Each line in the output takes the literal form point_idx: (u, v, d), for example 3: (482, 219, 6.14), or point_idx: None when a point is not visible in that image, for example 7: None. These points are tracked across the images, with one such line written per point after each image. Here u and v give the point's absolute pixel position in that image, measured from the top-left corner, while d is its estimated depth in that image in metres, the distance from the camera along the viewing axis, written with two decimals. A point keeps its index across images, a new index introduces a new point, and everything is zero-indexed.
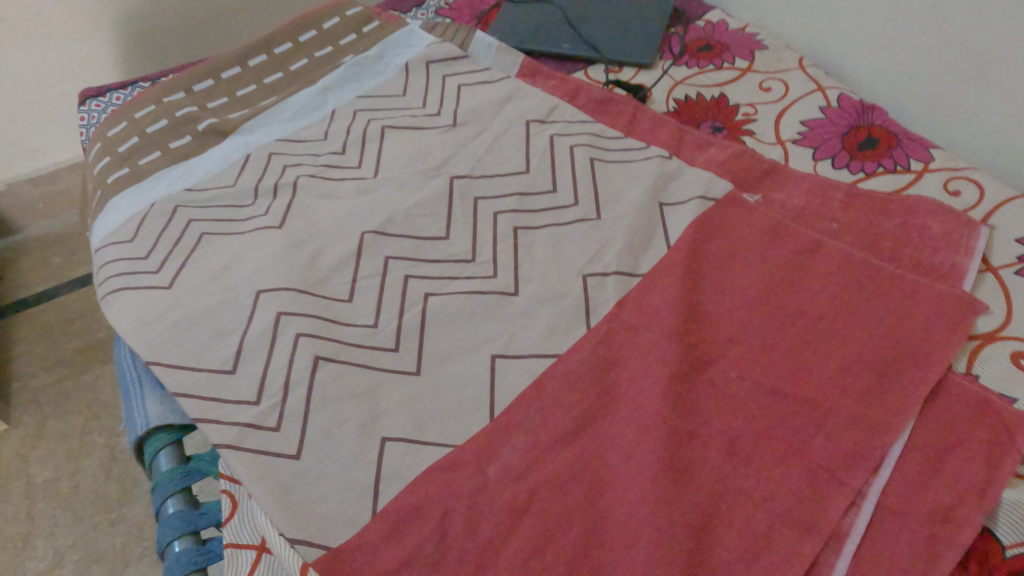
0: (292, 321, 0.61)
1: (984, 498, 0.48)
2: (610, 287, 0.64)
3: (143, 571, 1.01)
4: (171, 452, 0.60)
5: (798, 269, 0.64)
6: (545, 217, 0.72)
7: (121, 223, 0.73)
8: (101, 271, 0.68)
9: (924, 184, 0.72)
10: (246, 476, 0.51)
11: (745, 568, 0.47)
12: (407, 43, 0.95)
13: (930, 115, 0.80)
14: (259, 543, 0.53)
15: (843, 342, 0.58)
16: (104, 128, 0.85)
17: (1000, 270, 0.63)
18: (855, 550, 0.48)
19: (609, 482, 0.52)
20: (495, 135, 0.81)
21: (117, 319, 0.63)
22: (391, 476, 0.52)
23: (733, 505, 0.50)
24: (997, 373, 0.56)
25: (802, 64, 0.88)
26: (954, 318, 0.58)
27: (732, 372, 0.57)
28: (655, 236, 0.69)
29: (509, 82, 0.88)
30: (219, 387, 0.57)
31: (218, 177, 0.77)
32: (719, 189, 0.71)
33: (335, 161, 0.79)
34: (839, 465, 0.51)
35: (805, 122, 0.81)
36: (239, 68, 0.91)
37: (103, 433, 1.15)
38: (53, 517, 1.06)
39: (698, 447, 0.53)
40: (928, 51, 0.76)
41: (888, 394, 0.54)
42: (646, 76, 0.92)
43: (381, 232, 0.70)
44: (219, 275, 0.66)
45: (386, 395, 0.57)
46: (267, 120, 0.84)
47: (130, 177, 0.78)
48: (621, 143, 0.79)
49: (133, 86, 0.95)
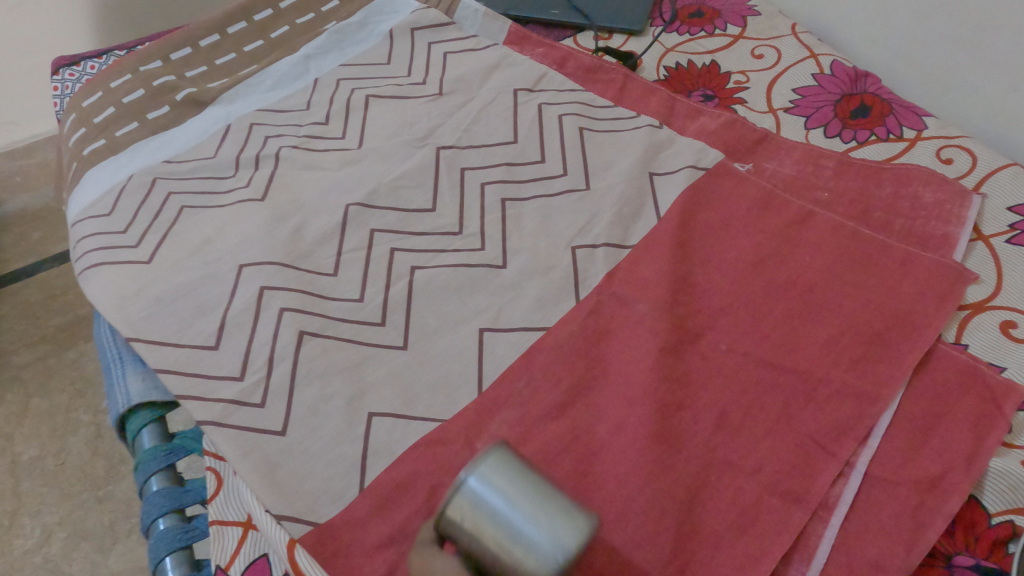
0: (276, 296, 0.60)
1: (972, 467, 0.48)
2: (599, 259, 0.64)
3: (131, 548, 1.01)
4: (154, 429, 0.58)
5: (789, 239, 0.63)
6: (533, 188, 0.71)
7: (99, 196, 0.71)
8: (78, 245, 0.67)
9: (917, 153, 0.71)
10: (231, 453, 0.51)
11: (733, 540, 0.47)
12: (391, 9, 0.92)
13: (922, 82, 0.78)
14: (245, 519, 0.52)
15: (832, 314, 0.58)
16: (78, 98, 0.81)
17: (991, 239, 0.63)
18: (844, 520, 0.48)
19: (598, 454, 0.51)
20: (482, 104, 0.79)
21: (95, 295, 0.61)
22: (378, 451, 0.51)
23: (721, 476, 0.50)
24: (987, 343, 0.56)
25: (795, 31, 0.86)
26: (944, 287, 0.58)
27: (722, 344, 0.57)
28: (645, 206, 0.68)
29: (496, 50, 0.86)
30: (203, 363, 0.56)
31: (197, 149, 0.75)
32: (710, 159, 0.70)
33: (318, 131, 0.77)
34: (828, 436, 0.51)
35: (798, 90, 0.80)
36: (218, 35, 0.88)
37: (89, 411, 1.14)
38: (40, 494, 1.05)
39: (687, 419, 0.53)
40: (923, 17, 0.74)
41: (878, 365, 0.54)
42: (637, 44, 0.90)
43: (366, 205, 0.68)
44: (201, 249, 0.64)
45: (372, 369, 0.56)
46: (248, 89, 0.82)
47: (106, 149, 0.75)
48: (611, 112, 0.78)
49: (108, 55, 0.92)
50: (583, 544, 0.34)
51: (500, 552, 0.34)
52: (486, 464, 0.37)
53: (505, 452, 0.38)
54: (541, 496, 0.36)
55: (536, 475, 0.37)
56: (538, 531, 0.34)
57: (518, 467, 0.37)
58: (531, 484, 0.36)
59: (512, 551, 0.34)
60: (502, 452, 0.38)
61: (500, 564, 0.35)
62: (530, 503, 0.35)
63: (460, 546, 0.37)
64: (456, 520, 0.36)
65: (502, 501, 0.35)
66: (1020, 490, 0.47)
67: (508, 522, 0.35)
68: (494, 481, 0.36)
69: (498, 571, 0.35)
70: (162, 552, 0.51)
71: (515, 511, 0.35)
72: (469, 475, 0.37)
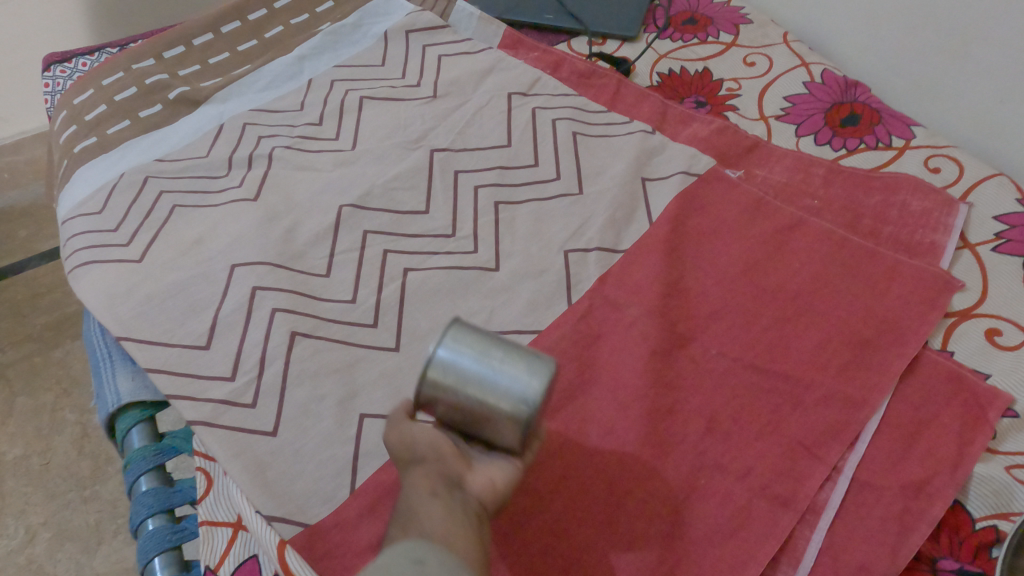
0: (268, 296, 0.60)
1: (956, 472, 0.49)
2: (591, 263, 0.64)
3: (117, 549, 1.00)
4: (144, 429, 0.58)
5: (780, 245, 0.64)
6: (526, 191, 0.71)
7: (89, 194, 0.70)
8: (68, 243, 0.66)
9: (905, 162, 0.72)
10: (221, 453, 0.50)
11: (722, 542, 0.48)
12: (386, 11, 0.92)
13: (911, 92, 0.79)
14: (235, 520, 0.52)
15: (820, 319, 0.58)
16: (69, 96, 0.81)
17: (977, 247, 0.64)
18: (831, 524, 0.48)
19: (590, 457, 0.52)
20: (476, 107, 0.79)
21: (84, 293, 0.61)
22: (370, 452, 0.51)
23: (711, 479, 0.50)
24: (972, 349, 0.57)
25: (787, 39, 0.87)
26: (930, 295, 0.58)
27: (713, 349, 0.57)
28: (637, 211, 0.68)
29: (491, 53, 0.86)
30: (194, 363, 0.56)
31: (190, 148, 0.75)
32: (702, 165, 0.71)
33: (311, 132, 0.77)
34: (817, 440, 0.52)
35: (789, 97, 0.80)
36: (211, 34, 0.88)
37: (75, 410, 1.13)
38: (24, 495, 1.04)
39: (678, 423, 0.53)
40: (912, 28, 0.75)
41: (865, 370, 0.55)
42: (630, 50, 0.90)
43: (359, 206, 0.68)
44: (192, 248, 0.64)
45: (364, 371, 0.56)
46: (241, 89, 0.82)
47: (97, 147, 0.75)
48: (604, 117, 0.78)
49: (100, 52, 0.91)
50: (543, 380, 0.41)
51: (480, 403, 0.40)
52: (450, 336, 0.42)
53: (466, 325, 0.43)
54: (505, 349, 0.42)
55: (495, 337, 0.43)
56: (503, 376, 0.41)
57: (479, 333, 0.43)
58: (494, 342, 0.42)
59: (486, 396, 0.40)
60: (459, 325, 0.43)
61: (479, 411, 0.41)
62: (494, 357, 0.41)
63: (441, 408, 0.42)
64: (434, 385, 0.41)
65: (472, 359, 0.41)
66: (1003, 494, 0.48)
67: (478, 375, 0.41)
68: (461, 346, 0.42)
69: (477, 418, 0.41)
70: (152, 552, 0.51)
71: (486, 364, 0.41)
72: (437, 346, 0.42)
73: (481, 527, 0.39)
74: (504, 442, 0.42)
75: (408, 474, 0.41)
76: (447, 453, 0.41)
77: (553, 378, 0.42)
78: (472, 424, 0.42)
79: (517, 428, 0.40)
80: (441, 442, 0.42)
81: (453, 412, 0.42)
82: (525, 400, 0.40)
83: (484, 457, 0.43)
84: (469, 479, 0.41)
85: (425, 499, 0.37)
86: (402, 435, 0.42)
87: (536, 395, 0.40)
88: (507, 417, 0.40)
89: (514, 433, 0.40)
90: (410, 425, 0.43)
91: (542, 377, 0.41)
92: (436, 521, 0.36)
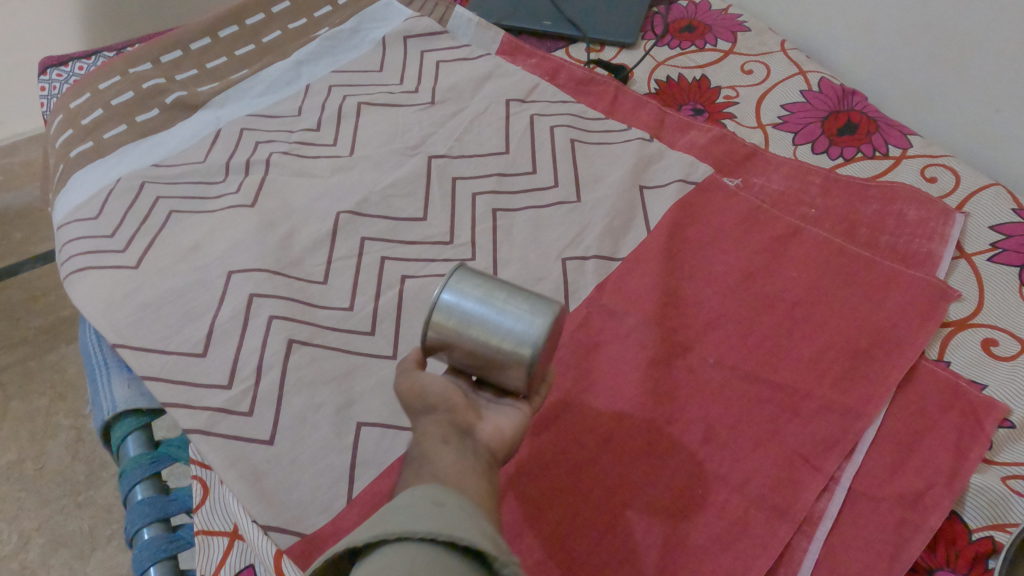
0: (266, 304, 0.59)
1: (953, 483, 0.49)
2: (589, 270, 0.64)
3: (111, 555, 1.00)
4: (139, 437, 0.57)
5: (778, 254, 0.64)
6: (524, 199, 0.71)
7: (86, 199, 0.70)
8: (64, 248, 0.66)
9: (902, 171, 0.72)
10: (218, 462, 0.50)
11: (719, 552, 0.48)
12: (384, 16, 0.92)
13: (907, 101, 0.80)
14: (231, 529, 0.51)
15: (818, 327, 0.58)
16: (65, 99, 0.80)
17: (973, 257, 0.64)
18: (828, 535, 0.48)
19: (588, 466, 0.52)
20: (474, 114, 0.79)
21: (80, 300, 0.61)
22: (367, 461, 0.51)
23: (709, 489, 0.50)
24: (968, 360, 0.57)
25: (784, 47, 0.87)
26: (927, 304, 0.58)
27: (711, 358, 0.57)
28: (635, 219, 0.68)
29: (489, 59, 0.86)
30: (190, 370, 0.55)
31: (187, 153, 0.75)
32: (700, 173, 0.71)
33: (309, 138, 0.77)
34: (814, 450, 0.52)
35: (786, 106, 0.81)
36: (208, 38, 0.88)
37: (69, 414, 1.13)
38: (18, 500, 1.03)
39: (676, 432, 0.53)
40: (908, 37, 0.75)
41: (862, 380, 0.55)
42: (628, 56, 0.91)
43: (357, 212, 0.68)
44: (189, 254, 0.64)
45: (361, 379, 0.56)
46: (239, 94, 0.82)
47: (93, 151, 0.74)
48: (602, 124, 0.78)
49: (96, 56, 0.91)
50: (549, 320, 0.40)
51: (485, 344, 0.40)
52: (455, 280, 0.42)
53: (471, 270, 0.43)
54: (510, 292, 0.42)
55: (499, 280, 0.43)
56: (508, 317, 0.40)
57: (483, 277, 0.43)
58: (498, 285, 0.42)
59: (491, 337, 0.40)
60: (465, 270, 0.43)
61: (484, 354, 0.40)
62: (498, 298, 0.41)
63: (448, 352, 0.42)
64: (440, 328, 0.41)
65: (476, 301, 0.41)
66: (1000, 505, 0.48)
67: (483, 316, 0.40)
68: (466, 289, 0.42)
69: (483, 361, 0.41)
70: (147, 562, 0.50)
71: (491, 305, 0.41)
72: (443, 291, 0.42)
73: (493, 473, 0.37)
74: (511, 386, 0.41)
75: (417, 422, 0.39)
76: (458, 403, 0.39)
77: (557, 320, 0.41)
78: (478, 368, 0.41)
79: (523, 371, 0.40)
80: (451, 390, 0.40)
81: (461, 356, 0.41)
82: (528, 341, 0.39)
83: (492, 404, 0.42)
84: (481, 426, 0.39)
85: (436, 445, 0.36)
86: (410, 383, 0.41)
87: (540, 335, 0.40)
88: (512, 358, 0.40)
89: (519, 375, 0.40)
90: (418, 372, 0.41)
91: (547, 318, 0.40)
92: (448, 466, 0.34)
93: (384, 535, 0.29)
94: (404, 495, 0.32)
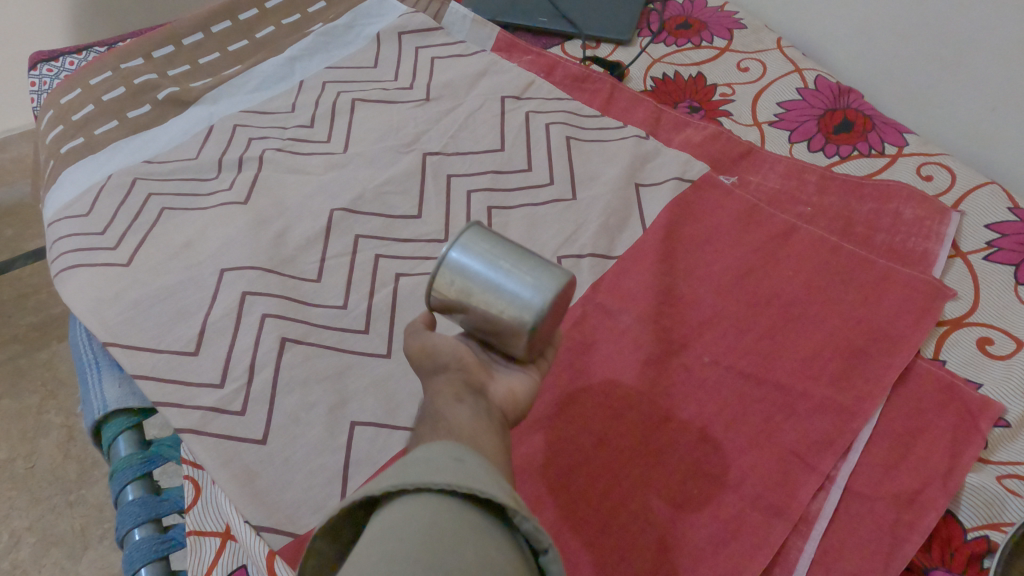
0: (258, 302, 0.59)
1: (948, 483, 0.49)
2: (585, 269, 0.64)
3: (103, 554, 0.99)
4: (130, 436, 0.57)
5: (774, 251, 0.63)
6: (519, 197, 0.70)
7: (76, 196, 0.69)
8: (54, 245, 0.65)
9: (898, 169, 0.72)
10: (210, 462, 0.50)
11: (714, 551, 0.47)
12: (379, 12, 0.92)
13: (903, 99, 0.80)
14: (223, 530, 0.51)
15: (814, 325, 0.58)
16: (56, 95, 0.79)
17: (969, 256, 0.64)
18: (822, 534, 0.48)
19: (583, 464, 0.51)
20: (469, 111, 0.78)
21: (70, 298, 0.60)
22: (361, 461, 0.51)
23: (704, 488, 0.50)
24: (964, 358, 0.57)
25: (780, 45, 0.87)
26: (924, 302, 0.58)
27: (707, 356, 0.57)
28: (630, 217, 0.68)
29: (484, 56, 0.85)
30: (182, 369, 0.55)
31: (179, 149, 0.74)
32: (695, 171, 0.70)
33: (302, 134, 0.76)
34: (809, 449, 0.52)
35: (782, 103, 0.80)
36: (201, 34, 0.87)
37: (61, 413, 1.12)
38: (9, 499, 1.03)
39: (672, 431, 0.53)
40: (904, 35, 0.75)
41: (858, 379, 0.55)
42: (624, 53, 0.90)
43: (350, 210, 0.68)
44: (182, 251, 0.63)
45: (354, 378, 0.56)
46: (231, 90, 0.81)
47: (84, 148, 0.74)
48: (598, 121, 0.78)
49: (88, 51, 0.90)
50: (558, 289, 0.39)
51: (490, 310, 0.39)
52: (465, 239, 0.41)
53: (481, 230, 0.41)
54: (519, 257, 0.40)
55: (510, 242, 0.41)
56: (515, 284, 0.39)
57: (494, 238, 0.41)
58: (508, 247, 0.40)
59: (497, 303, 0.39)
60: (477, 228, 0.41)
61: (491, 319, 0.39)
62: (507, 262, 0.39)
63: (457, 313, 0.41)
64: (447, 289, 0.40)
65: (483, 263, 0.39)
66: (995, 505, 0.48)
67: (489, 280, 0.39)
68: (474, 250, 0.40)
69: (490, 327, 0.40)
70: (138, 562, 0.50)
71: (497, 270, 0.39)
72: (451, 249, 0.40)
73: (505, 433, 0.37)
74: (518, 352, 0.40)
75: (430, 381, 0.39)
76: (468, 361, 0.39)
77: (566, 287, 0.40)
78: (486, 333, 0.41)
79: (528, 338, 0.39)
80: (463, 349, 0.39)
81: (469, 319, 0.40)
82: (533, 309, 0.38)
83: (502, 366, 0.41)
84: (492, 387, 0.39)
85: (448, 403, 0.36)
86: (421, 343, 0.40)
87: (545, 304, 0.38)
88: (516, 326, 0.38)
89: (524, 342, 0.39)
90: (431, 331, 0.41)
91: (555, 286, 0.39)
92: (462, 424, 0.34)
93: (403, 485, 0.28)
94: (421, 449, 0.31)
